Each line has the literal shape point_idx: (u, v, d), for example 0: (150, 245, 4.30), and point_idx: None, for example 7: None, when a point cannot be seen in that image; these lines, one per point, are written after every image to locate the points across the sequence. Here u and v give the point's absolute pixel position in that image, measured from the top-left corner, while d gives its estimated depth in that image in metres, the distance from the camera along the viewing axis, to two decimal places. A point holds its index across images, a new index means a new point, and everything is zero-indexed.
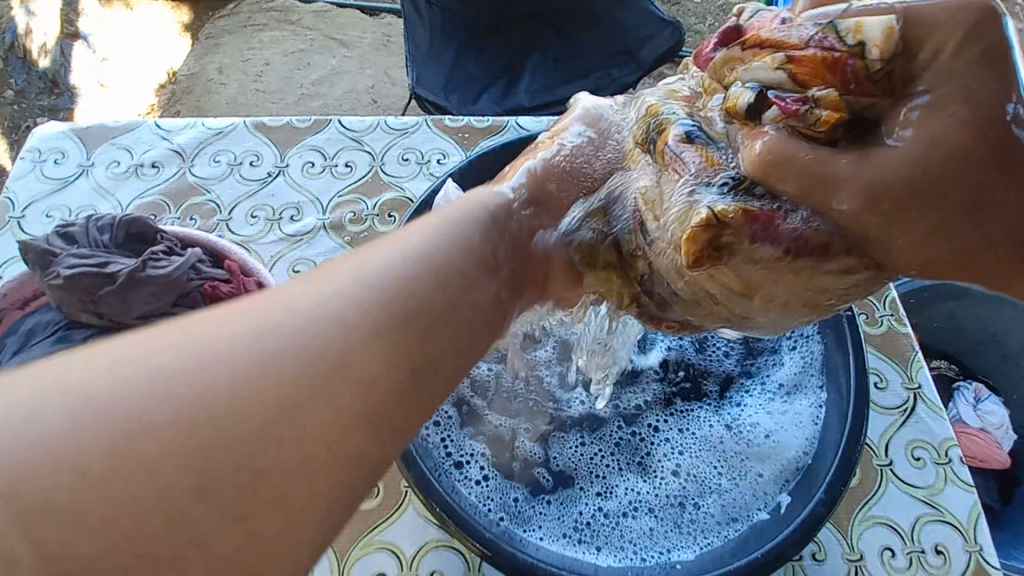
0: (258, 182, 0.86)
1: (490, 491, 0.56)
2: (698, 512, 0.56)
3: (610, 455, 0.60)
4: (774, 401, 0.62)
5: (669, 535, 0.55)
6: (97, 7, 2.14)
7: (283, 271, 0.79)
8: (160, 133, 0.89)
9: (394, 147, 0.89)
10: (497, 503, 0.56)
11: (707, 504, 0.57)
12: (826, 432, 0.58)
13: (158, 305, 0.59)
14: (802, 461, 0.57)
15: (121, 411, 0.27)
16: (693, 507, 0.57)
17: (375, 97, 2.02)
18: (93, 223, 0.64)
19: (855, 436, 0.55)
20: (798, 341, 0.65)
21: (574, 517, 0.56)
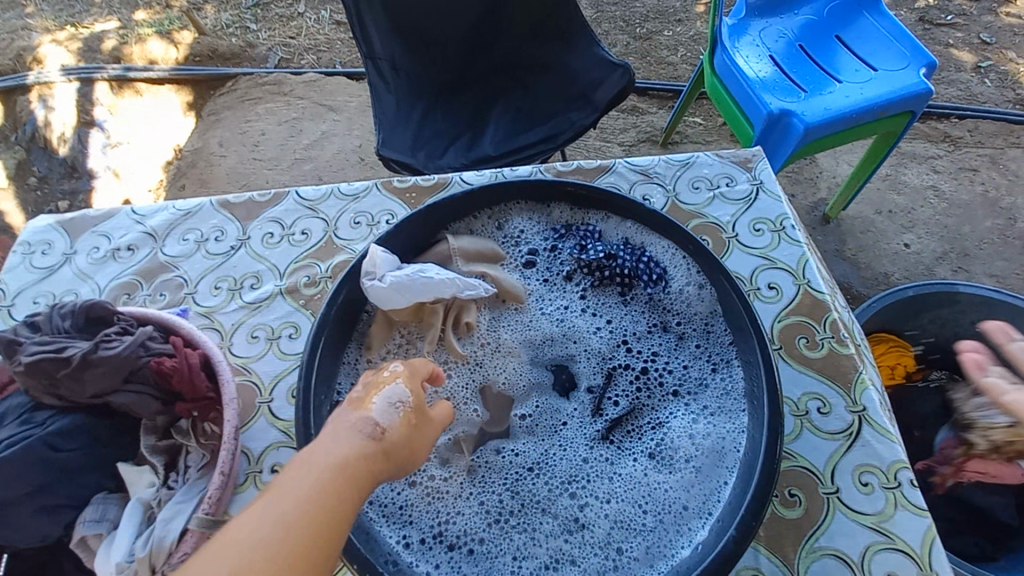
0: (222, 255, 0.92)
1: (415, 543, 0.58)
2: (622, 556, 0.57)
3: (539, 500, 0.61)
4: (700, 437, 0.63)
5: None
6: (106, 92, 2.25)
7: (242, 336, 0.84)
8: (135, 218, 0.97)
9: (347, 212, 0.95)
10: (420, 556, 0.57)
11: (632, 548, 0.57)
12: (747, 462, 0.59)
13: (109, 383, 0.64)
14: (724, 499, 0.58)
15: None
16: (618, 550, 0.57)
17: (362, 156, 2.13)
18: (56, 311, 0.70)
19: (768, 468, 0.55)
20: (729, 365, 0.67)
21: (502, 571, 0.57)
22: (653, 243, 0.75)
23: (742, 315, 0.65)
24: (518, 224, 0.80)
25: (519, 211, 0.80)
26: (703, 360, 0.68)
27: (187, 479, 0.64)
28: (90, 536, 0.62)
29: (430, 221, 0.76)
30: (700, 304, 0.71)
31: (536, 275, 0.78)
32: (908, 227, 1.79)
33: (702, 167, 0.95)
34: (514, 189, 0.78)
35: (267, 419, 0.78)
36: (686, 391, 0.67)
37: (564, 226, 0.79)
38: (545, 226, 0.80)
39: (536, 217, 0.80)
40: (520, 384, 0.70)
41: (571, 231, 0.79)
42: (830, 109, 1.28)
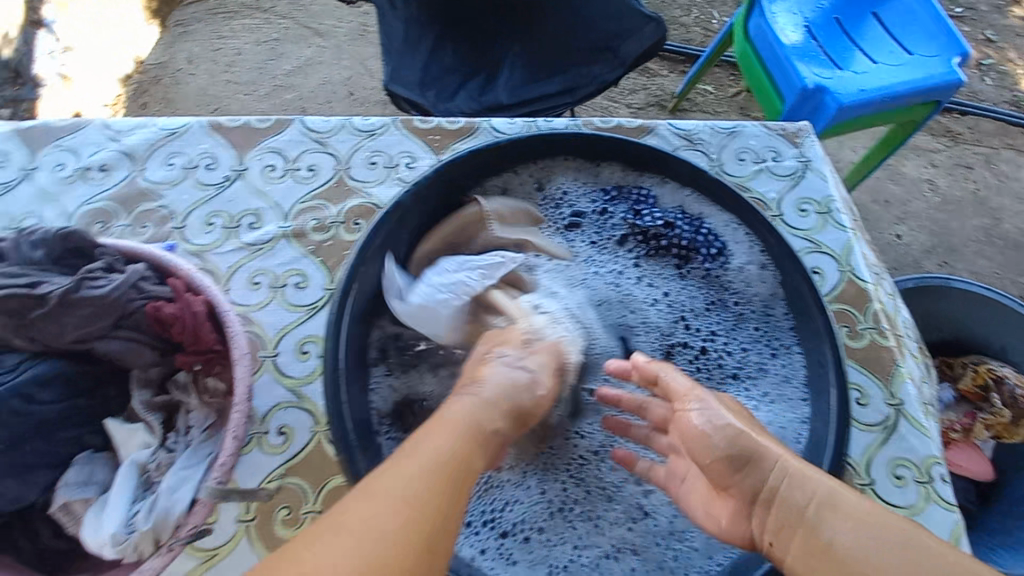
0: (215, 186, 0.81)
1: (473, 528, 0.55)
2: (684, 546, 0.56)
3: (599, 486, 0.59)
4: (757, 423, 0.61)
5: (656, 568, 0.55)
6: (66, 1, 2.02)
7: (241, 282, 0.75)
8: (109, 133, 0.83)
9: (361, 150, 0.85)
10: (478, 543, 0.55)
11: (694, 538, 0.56)
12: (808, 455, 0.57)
13: (97, 327, 0.54)
14: None
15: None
16: (678, 538, 0.57)
17: (351, 90, 1.96)
18: (24, 238, 0.58)
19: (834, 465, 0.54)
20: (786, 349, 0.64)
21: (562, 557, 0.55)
22: (714, 217, 0.70)
23: (807, 300, 0.62)
24: (564, 183, 0.73)
25: (567, 170, 0.73)
26: (762, 345, 0.65)
27: (190, 441, 0.57)
28: (75, 502, 0.54)
29: (468, 174, 0.68)
30: (761, 286, 0.67)
31: (581, 239, 0.71)
32: (901, 218, 1.81)
33: (749, 137, 0.90)
34: (564, 142, 0.70)
35: (272, 376, 0.70)
36: (743, 374, 0.64)
37: (616, 189, 0.72)
38: (595, 188, 0.73)
39: (586, 176, 0.73)
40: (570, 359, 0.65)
41: (623, 195, 0.72)
42: (864, 89, 1.24)
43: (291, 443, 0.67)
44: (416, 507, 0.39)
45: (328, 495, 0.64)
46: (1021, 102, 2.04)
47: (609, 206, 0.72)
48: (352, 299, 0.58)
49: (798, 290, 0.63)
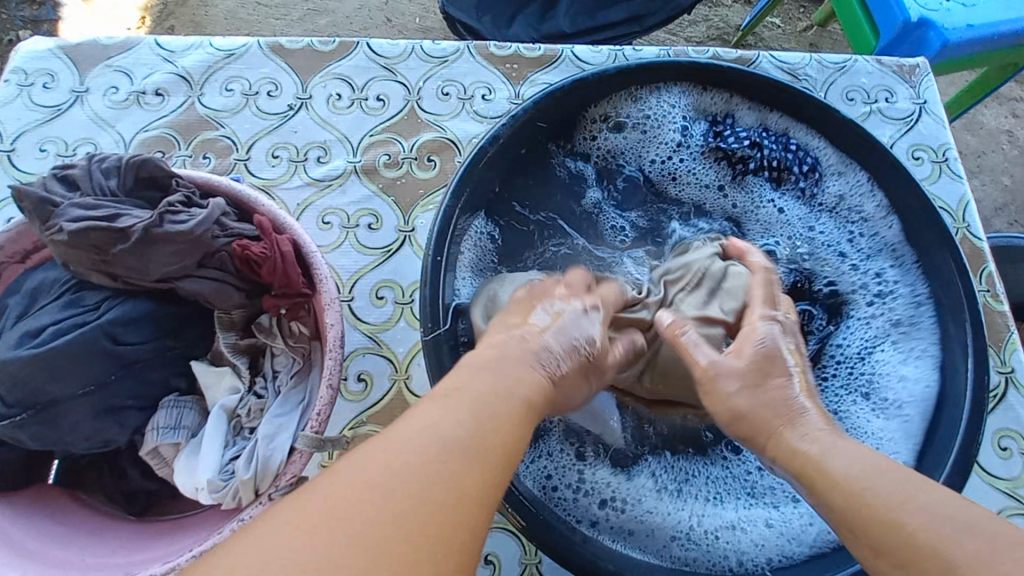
0: (278, 115, 0.75)
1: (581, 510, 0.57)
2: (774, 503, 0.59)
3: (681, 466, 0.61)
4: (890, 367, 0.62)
5: (750, 544, 0.56)
6: None
7: (311, 221, 0.70)
8: (162, 54, 0.77)
9: (433, 78, 0.77)
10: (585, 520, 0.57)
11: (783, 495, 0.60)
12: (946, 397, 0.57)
13: (181, 266, 0.51)
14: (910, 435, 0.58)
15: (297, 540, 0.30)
16: (767, 518, 0.58)
17: (389, 16, 1.82)
18: (96, 164, 0.54)
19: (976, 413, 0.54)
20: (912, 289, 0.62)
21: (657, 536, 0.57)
22: (818, 143, 0.65)
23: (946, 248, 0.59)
24: (656, 106, 0.67)
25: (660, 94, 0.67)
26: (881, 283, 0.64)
27: (279, 387, 0.54)
28: (164, 446, 0.52)
29: (559, 114, 0.63)
30: (885, 229, 0.64)
31: (671, 169, 0.70)
32: (974, 172, 1.70)
33: (860, 74, 0.81)
34: (657, 70, 0.64)
35: (348, 320, 0.67)
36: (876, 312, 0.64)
37: (705, 111, 0.68)
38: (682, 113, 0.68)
39: (676, 97, 0.68)
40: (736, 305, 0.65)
41: (710, 115, 0.68)
42: (975, 24, 1.10)
43: (371, 390, 0.64)
44: (416, 469, 0.34)
45: None
46: None
47: (696, 131, 0.68)
48: (445, 242, 0.54)
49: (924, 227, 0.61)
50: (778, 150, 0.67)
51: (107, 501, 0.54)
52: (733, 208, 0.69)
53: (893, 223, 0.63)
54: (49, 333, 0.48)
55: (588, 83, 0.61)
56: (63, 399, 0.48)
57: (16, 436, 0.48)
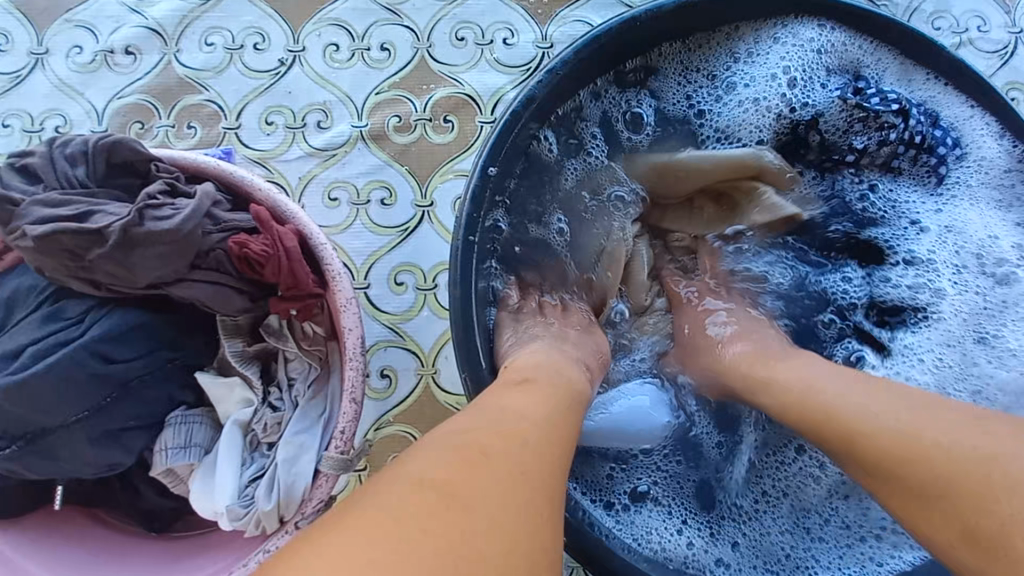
0: (269, 73, 0.65)
1: (642, 521, 0.51)
2: (853, 523, 0.52)
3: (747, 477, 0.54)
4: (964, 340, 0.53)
5: (807, 543, 0.52)
6: None
7: (317, 197, 0.62)
8: (127, 3, 0.66)
9: (445, 21, 0.66)
10: (653, 532, 0.50)
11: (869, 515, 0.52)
12: None
13: (171, 269, 0.43)
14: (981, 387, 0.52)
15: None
16: (843, 546, 0.51)
17: None
18: (58, 149, 0.45)
19: None
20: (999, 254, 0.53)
21: (768, 533, 0.52)
22: (953, 104, 0.52)
23: None
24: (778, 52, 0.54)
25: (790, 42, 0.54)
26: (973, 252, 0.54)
27: (297, 399, 0.48)
28: (177, 467, 0.47)
29: (612, 58, 0.51)
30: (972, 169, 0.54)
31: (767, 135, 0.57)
32: None
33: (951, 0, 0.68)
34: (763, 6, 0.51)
35: (366, 310, 0.60)
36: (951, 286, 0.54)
37: (851, 57, 0.53)
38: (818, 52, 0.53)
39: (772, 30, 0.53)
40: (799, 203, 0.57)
41: (851, 63, 0.53)
42: None
43: (396, 387, 0.58)
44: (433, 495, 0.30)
45: None
46: None
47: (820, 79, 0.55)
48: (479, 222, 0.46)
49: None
50: (926, 124, 0.52)
51: (132, 523, 0.49)
52: (808, 138, 0.57)
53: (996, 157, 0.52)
54: (28, 354, 0.42)
55: (641, 24, 0.48)
56: (55, 427, 0.43)
57: (10, 467, 0.43)
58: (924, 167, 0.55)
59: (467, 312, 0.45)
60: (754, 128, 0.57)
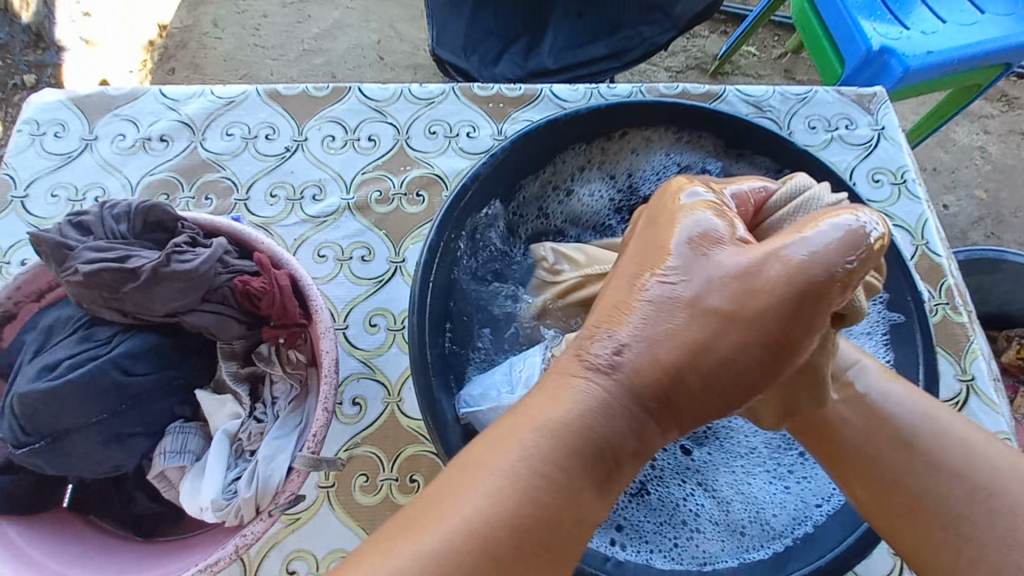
0: (276, 157, 0.80)
1: None
2: (750, 517, 0.58)
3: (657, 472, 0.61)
4: None
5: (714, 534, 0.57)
6: None
7: (308, 254, 0.75)
8: (166, 103, 0.82)
9: (421, 119, 0.83)
10: None
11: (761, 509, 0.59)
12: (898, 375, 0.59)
13: (186, 301, 0.55)
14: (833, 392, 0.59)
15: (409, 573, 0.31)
16: (745, 534, 0.57)
17: (380, 54, 1.87)
18: (107, 210, 0.58)
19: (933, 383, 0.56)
20: None
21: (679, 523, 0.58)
22: (768, 188, 0.69)
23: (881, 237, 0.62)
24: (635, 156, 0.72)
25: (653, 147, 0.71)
26: None
27: (277, 412, 0.57)
28: (171, 470, 0.55)
29: (530, 153, 0.66)
30: None
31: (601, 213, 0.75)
32: (949, 188, 1.73)
33: (821, 105, 0.85)
34: (633, 114, 0.68)
35: (343, 347, 0.70)
36: None
37: (693, 156, 0.71)
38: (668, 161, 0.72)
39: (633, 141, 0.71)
40: None
41: (692, 161, 0.71)
42: (932, 51, 1.15)
43: (365, 413, 0.68)
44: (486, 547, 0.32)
45: (404, 465, 0.65)
46: None
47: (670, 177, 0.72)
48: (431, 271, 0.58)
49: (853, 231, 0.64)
50: None
51: (121, 526, 0.56)
52: None
53: None
54: (64, 366, 0.52)
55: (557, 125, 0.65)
56: (75, 428, 0.52)
57: (33, 464, 0.52)
58: None
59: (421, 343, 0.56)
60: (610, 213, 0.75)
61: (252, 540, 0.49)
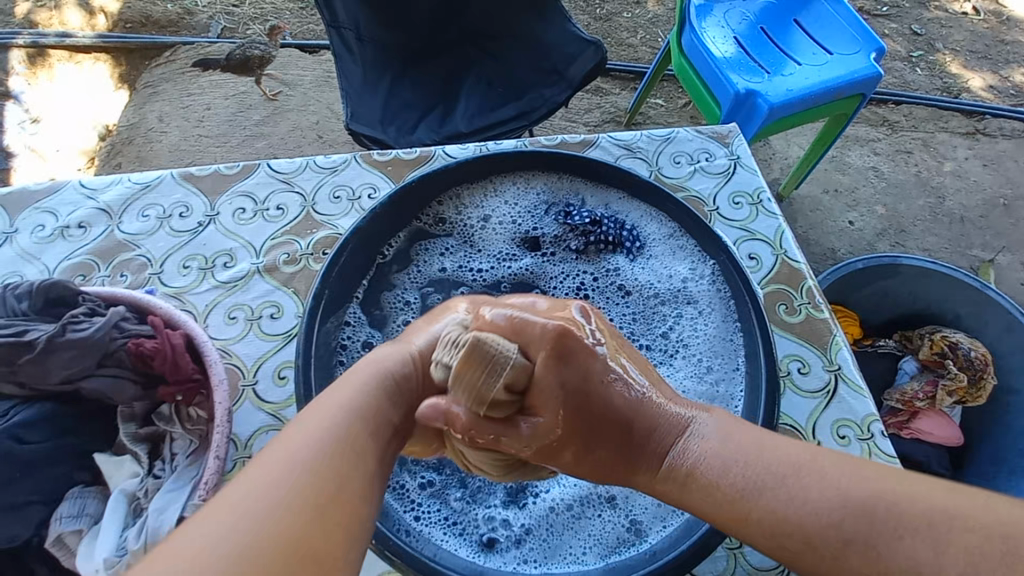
0: (189, 232, 0.86)
1: (450, 529, 0.60)
2: (632, 518, 0.61)
3: (549, 489, 0.64)
4: (687, 346, 0.71)
5: (591, 540, 0.60)
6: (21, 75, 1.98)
7: (218, 317, 0.79)
8: (84, 193, 0.88)
9: (325, 186, 0.91)
10: (457, 540, 0.59)
11: (642, 509, 0.62)
12: (749, 336, 0.67)
13: (81, 367, 0.58)
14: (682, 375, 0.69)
15: (195, 534, 0.36)
16: (621, 537, 0.60)
17: (319, 133, 2.00)
18: (9, 292, 0.63)
19: (770, 345, 0.63)
20: (687, 277, 0.74)
21: (563, 532, 0.61)
22: (624, 205, 0.78)
23: (706, 231, 0.72)
24: (502, 203, 0.79)
25: (516, 184, 0.79)
26: (675, 299, 0.74)
27: (175, 467, 0.60)
28: (68, 534, 0.57)
29: (410, 200, 0.73)
30: (655, 233, 0.76)
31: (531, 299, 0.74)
32: (853, 206, 1.88)
33: (682, 142, 0.97)
34: (504, 161, 0.78)
35: (252, 403, 0.74)
36: (669, 310, 0.74)
37: (559, 194, 0.79)
38: (536, 195, 0.79)
39: (506, 184, 0.79)
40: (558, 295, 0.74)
41: (560, 199, 0.79)
42: (792, 90, 1.33)
43: None
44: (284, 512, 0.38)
45: None
46: (952, 88, 2.09)
47: (540, 209, 0.78)
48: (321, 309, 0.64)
49: (698, 240, 0.74)
50: (613, 227, 0.76)
51: None
52: (538, 245, 0.77)
53: (663, 228, 0.76)
54: None
55: (437, 175, 0.73)
56: None
57: None
58: (618, 252, 0.76)
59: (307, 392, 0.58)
60: (502, 241, 0.77)
61: None
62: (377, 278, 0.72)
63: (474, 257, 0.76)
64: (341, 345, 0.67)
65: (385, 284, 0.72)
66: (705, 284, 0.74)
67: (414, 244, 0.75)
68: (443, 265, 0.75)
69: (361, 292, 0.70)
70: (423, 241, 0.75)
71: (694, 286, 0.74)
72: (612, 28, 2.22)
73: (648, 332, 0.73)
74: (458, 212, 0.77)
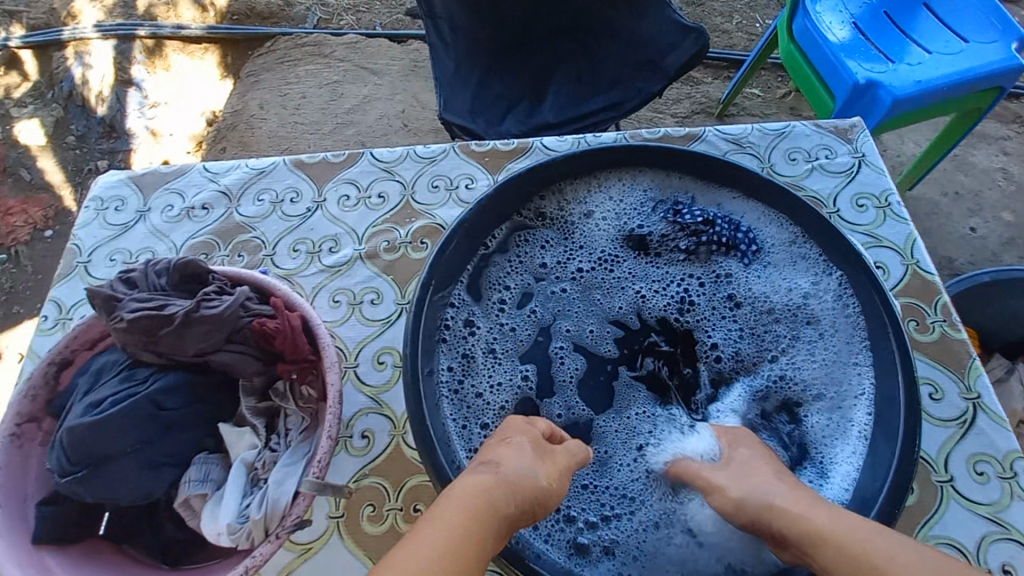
0: (298, 217, 0.90)
1: (543, 530, 0.58)
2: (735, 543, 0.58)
3: (647, 499, 0.62)
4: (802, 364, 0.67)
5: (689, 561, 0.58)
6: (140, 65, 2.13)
7: (324, 300, 0.83)
8: (207, 176, 0.95)
9: (425, 175, 0.92)
10: (550, 542, 0.58)
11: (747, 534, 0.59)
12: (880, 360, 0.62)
13: (210, 342, 0.62)
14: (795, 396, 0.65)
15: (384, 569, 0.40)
16: (724, 561, 0.57)
17: (404, 122, 2.05)
18: (150, 267, 0.68)
19: (910, 372, 0.57)
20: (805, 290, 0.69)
21: (660, 548, 0.59)
22: (740, 207, 0.73)
23: (839, 242, 0.66)
24: (604, 200, 0.76)
25: (624, 179, 0.76)
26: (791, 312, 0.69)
27: (289, 442, 0.64)
28: (194, 497, 0.62)
29: (516, 193, 0.72)
30: (773, 240, 0.72)
31: (635, 298, 0.72)
32: (976, 210, 1.69)
33: (799, 138, 0.90)
34: (615, 157, 0.75)
35: (353, 384, 0.76)
36: (782, 323, 0.70)
37: (667, 193, 0.76)
38: (645, 193, 0.76)
39: (614, 178, 0.77)
40: (662, 298, 0.72)
41: (669, 199, 0.75)
42: (921, 81, 1.20)
43: (373, 445, 0.72)
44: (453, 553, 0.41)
45: (408, 494, 0.69)
46: None
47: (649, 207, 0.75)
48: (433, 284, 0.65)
49: (827, 251, 0.68)
50: (728, 231, 0.72)
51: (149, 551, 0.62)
52: (644, 245, 0.75)
53: (784, 235, 0.71)
54: (108, 403, 0.60)
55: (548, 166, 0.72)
56: (114, 458, 0.59)
57: (78, 489, 0.59)
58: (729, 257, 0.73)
59: (415, 376, 0.59)
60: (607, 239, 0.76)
61: (261, 561, 0.54)
62: (480, 265, 0.72)
63: (576, 254, 0.75)
64: (444, 324, 0.68)
65: (487, 273, 0.72)
66: (827, 300, 0.68)
67: (518, 235, 0.74)
68: (545, 259, 0.75)
69: (463, 279, 0.70)
70: (526, 232, 0.75)
71: (813, 299, 0.69)
72: (707, 13, 2.10)
73: (756, 348, 0.69)
74: (564, 206, 0.76)
